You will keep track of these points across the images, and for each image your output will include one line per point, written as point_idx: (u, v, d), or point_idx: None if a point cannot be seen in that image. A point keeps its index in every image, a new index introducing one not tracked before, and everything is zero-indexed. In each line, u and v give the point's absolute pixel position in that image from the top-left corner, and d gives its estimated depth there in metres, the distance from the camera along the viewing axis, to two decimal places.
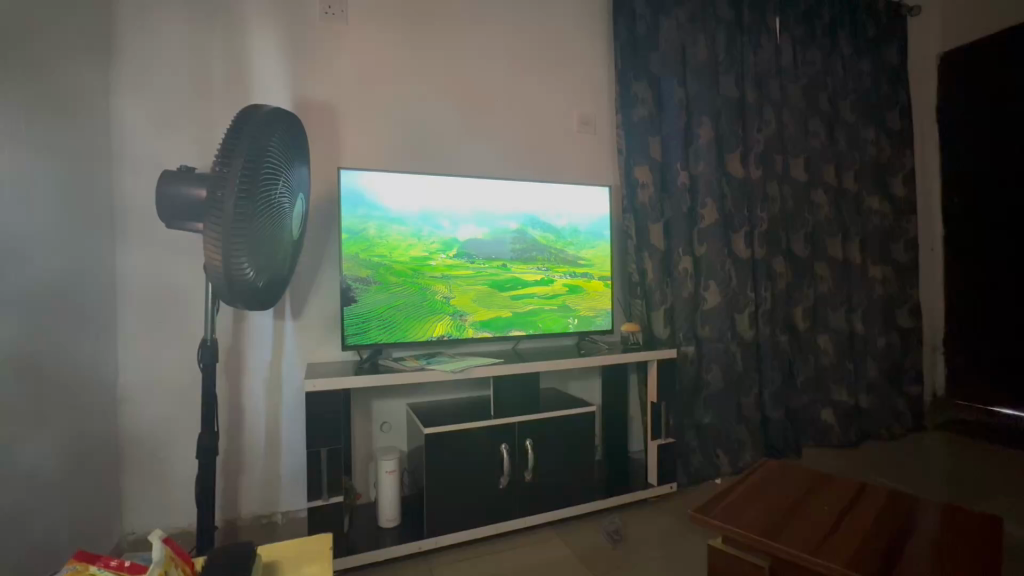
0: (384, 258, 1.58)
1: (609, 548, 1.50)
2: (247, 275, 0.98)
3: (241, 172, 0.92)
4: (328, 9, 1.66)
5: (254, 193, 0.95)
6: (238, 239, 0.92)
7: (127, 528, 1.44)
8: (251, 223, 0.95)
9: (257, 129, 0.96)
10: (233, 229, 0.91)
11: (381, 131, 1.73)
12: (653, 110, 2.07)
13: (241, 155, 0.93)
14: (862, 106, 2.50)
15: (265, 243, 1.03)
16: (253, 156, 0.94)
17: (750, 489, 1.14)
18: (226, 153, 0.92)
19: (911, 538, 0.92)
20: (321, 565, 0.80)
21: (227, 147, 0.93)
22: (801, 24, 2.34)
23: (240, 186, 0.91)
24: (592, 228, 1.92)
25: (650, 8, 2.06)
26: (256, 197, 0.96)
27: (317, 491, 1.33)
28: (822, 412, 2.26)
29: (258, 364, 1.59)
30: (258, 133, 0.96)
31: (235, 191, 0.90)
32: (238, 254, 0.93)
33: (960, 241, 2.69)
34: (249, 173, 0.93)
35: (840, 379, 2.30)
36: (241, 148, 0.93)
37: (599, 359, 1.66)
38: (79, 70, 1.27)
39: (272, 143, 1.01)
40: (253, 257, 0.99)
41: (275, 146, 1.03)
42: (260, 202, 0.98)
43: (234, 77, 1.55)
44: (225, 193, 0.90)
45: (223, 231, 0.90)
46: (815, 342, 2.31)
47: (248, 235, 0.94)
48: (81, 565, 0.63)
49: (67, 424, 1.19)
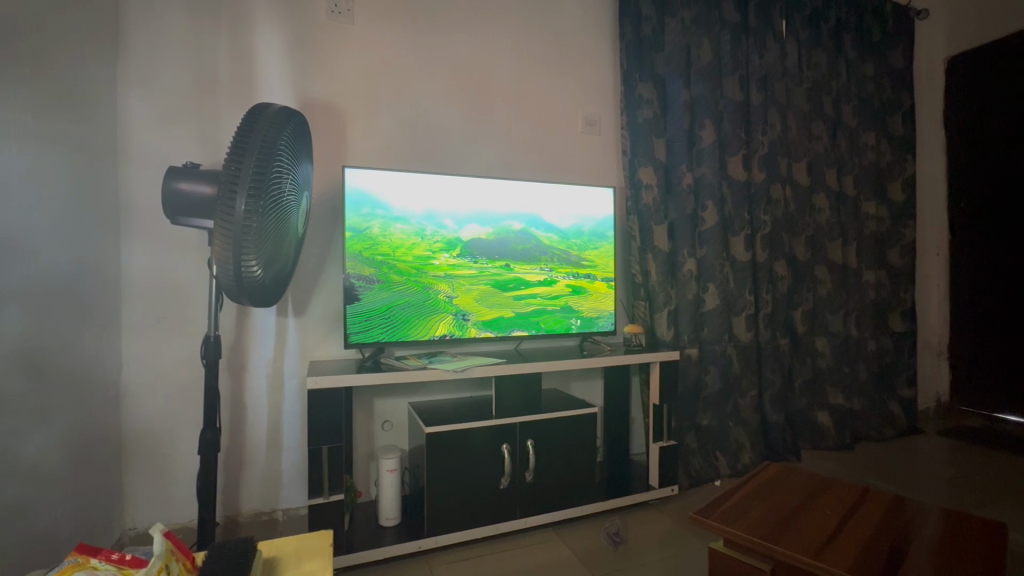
0: (387, 257, 1.58)
1: (609, 549, 1.50)
2: (257, 273, 0.98)
3: (253, 171, 0.92)
4: (335, 8, 1.67)
5: (265, 191, 0.95)
6: (250, 237, 0.93)
7: (128, 523, 1.45)
8: (262, 221, 0.95)
9: (268, 129, 0.97)
10: (245, 226, 0.92)
11: (386, 131, 1.74)
12: (657, 111, 2.07)
13: (252, 153, 0.93)
14: (866, 109, 2.49)
15: (274, 241, 1.03)
16: (265, 155, 0.94)
17: (752, 492, 1.14)
18: (237, 151, 0.93)
19: (914, 544, 0.90)
20: (321, 560, 0.80)
21: (238, 145, 0.93)
22: (806, 28, 2.34)
23: (252, 184, 0.92)
24: (595, 229, 1.92)
25: (655, 9, 2.06)
26: (267, 195, 0.96)
27: (318, 488, 1.33)
28: (820, 415, 2.26)
29: (260, 361, 1.59)
30: (269, 132, 0.97)
31: (246, 189, 0.91)
32: (249, 253, 0.94)
33: (966, 246, 2.66)
34: (261, 171, 0.93)
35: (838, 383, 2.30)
36: (252, 147, 0.93)
37: (601, 360, 1.66)
38: (87, 67, 1.29)
39: (282, 142, 1.01)
40: (262, 256, 0.99)
41: (285, 145, 1.03)
42: (270, 201, 0.99)
43: (242, 76, 1.57)
44: (237, 192, 0.90)
45: (235, 229, 0.91)
46: (814, 346, 2.30)
47: (260, 235, 0.95)
48: (82, 558, 0.64)
49: (69, 417, 1.19)
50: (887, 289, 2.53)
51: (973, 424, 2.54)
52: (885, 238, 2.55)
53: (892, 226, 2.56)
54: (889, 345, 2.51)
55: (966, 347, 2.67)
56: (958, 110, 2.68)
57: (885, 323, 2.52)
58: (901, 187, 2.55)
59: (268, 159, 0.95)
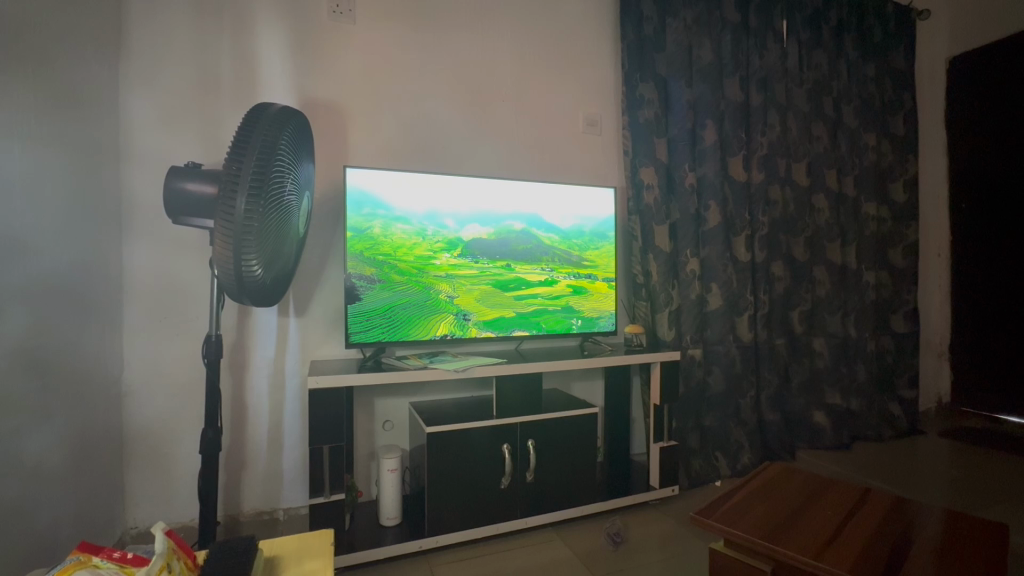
0: (388, 257, 1.59)
1: (610, 549, 1.50)
2: (257, 273, 0.99)
3: (253, 170, 0.92)
4: (337, 8, 1.67)
5: (265, 191, 0.95)
6: (250, 236, 0.93)
7: (130, 522, 1.45)
8: (262, 221, 0.95)
9: (269, 128, 0.97)
10: (246, 225, 0.92)
11: (388, 131, 1.75)
12: (659, 111, 2.07)
13: (253, 153, 0.93)
14: (868, 110, 2.49)
15: (274, 241, 1.03)
16: (265, 155, 0.95)
17: (753, 492, 1.14)
18: (238, 150, 0.93)
19: (914, 545, 0.91)
20: (321, 559, 0.80)
21: (239, 145, 0.93)
22: (807, 28, 2.34)
23: (253, 183, 0.92)
24: (596, 229, 1.92)
25: (657, 10, 2.06)
26: (267, 195, 0.96)
27: (319, 487, 1.33)
28: (813, 414, 2.24)
29: (262, 361, 1.60)
30: (270, 132, 0.97)
31: (247, 189, 0.91)
32: (250, 252, 0.94)
33: (967, 247, 2.66)
34: (262, 171, 0.94)
35: (834, 382, 2.27)
36: (252, 147, 0.93)
37: (602, 360, 1.66)
38: (89, 66, 1.29)
39: (283, 142, 1.02)
40: (263, 256, 1.00)
41: (286, 145, 1.03)
42: (271, 201, 0.99)
43: (243, 76, 1.57)
44: (237, 192, 0.90)
45: (236, 228, 0.91)
46: (806, 346, 2.29)
47: (260, 234, 0.95)
48: (85, 556, 0.64)
49: (71, 416, 1.19)
50: (887, 290, 2.53)
51: (973, 425, 2.53)
52: (885, 238, 2.55)
53: (893, 226, 2.56)
54: (890, 346, 2.51)
55: (968, 348, 2.66)
56: (960, 111, 2.68)
57: (885, 324, 2.52)
58: (902, 188, 2.55)
59: (268, 159, 0.95)
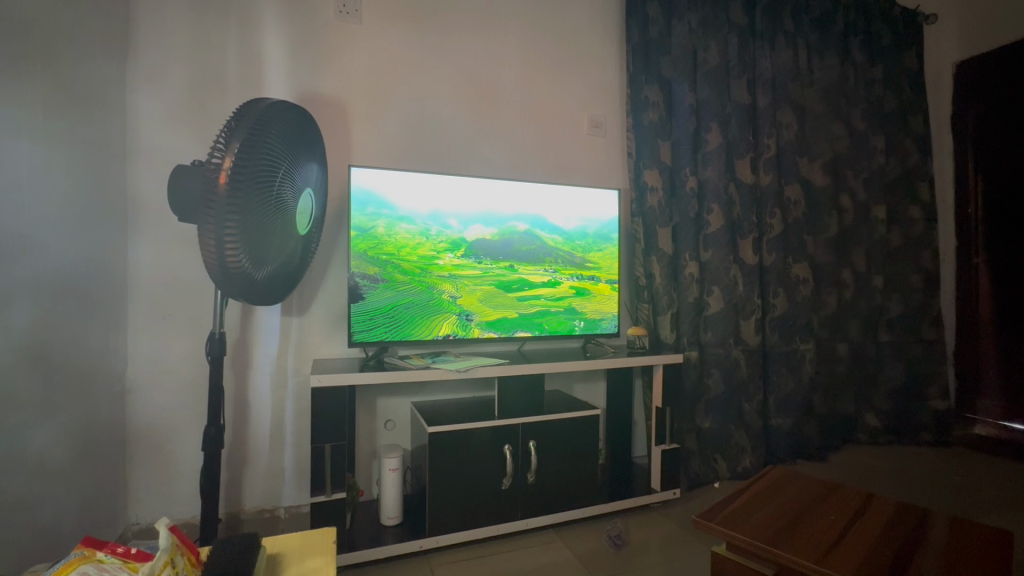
0: (392, 256, 1.59)
1: (609, 552, 1.49)
2: (243, 267, 0.97)
3: (234, 163, 0.92)
4: (343, 8, 1.68)
5: (247, 182, 0.94)
6: (231, 226, 0.92)
7: (131, 519, 1.45)
8: (245, 212, 0.94)
9: (255, 122, 0.97)
10: (226, 214, 0.91)
11: (392, 131, 1.75)
12: (664, 114, 2.08)
13: (235, 146, 0.93)
14: (876, 112, 2.39)
15: (262, 236, 1.02)
16: (247, 148, 0.95)
17: (756, 496, 1.13)
18: (223, 142, 0.94)
19: (919, 552, 0.90)
20: (324, 556, 0.81)
21: (224, 138, 0.94)
22: (815, 31, 2.33)
23: (234, 173, 0.92)
24: (600, 230, 1.93)
25: (662, 13, 2.08)
26: (251, 187, 0.96)
27: (320, 486, 1.32)
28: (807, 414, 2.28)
29: (264, 358, 1.60)
30: (253, 127, 0.97)
31: (226, 180, 0.91)
32: (232, 243, 0.93)
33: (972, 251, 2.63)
34: (243, 163, 0.93)
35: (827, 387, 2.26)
36: (234, 141, 0.93)
37: (604, 363, 1.66)
38: (97, 65, 1.30)
39: (271, 137, 1.02)
40: (251, 250, 0.98)
41: (274, 140, 1.03)
42: (256, 195, 0.98)
43: (250, 75, 1.58)
44: (217, 182, 0.90)
45: (218, 218, 0.91)
46: None
47: (243, 225, 0.94)
48: (87, 551, 0.65)
49: (74, 411, 1.20)
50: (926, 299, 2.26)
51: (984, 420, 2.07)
52: (912, 242, 2.36)
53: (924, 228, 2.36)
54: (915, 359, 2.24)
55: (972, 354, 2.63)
56: None
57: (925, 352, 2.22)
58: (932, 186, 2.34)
59: (250, 153, 0.95)
